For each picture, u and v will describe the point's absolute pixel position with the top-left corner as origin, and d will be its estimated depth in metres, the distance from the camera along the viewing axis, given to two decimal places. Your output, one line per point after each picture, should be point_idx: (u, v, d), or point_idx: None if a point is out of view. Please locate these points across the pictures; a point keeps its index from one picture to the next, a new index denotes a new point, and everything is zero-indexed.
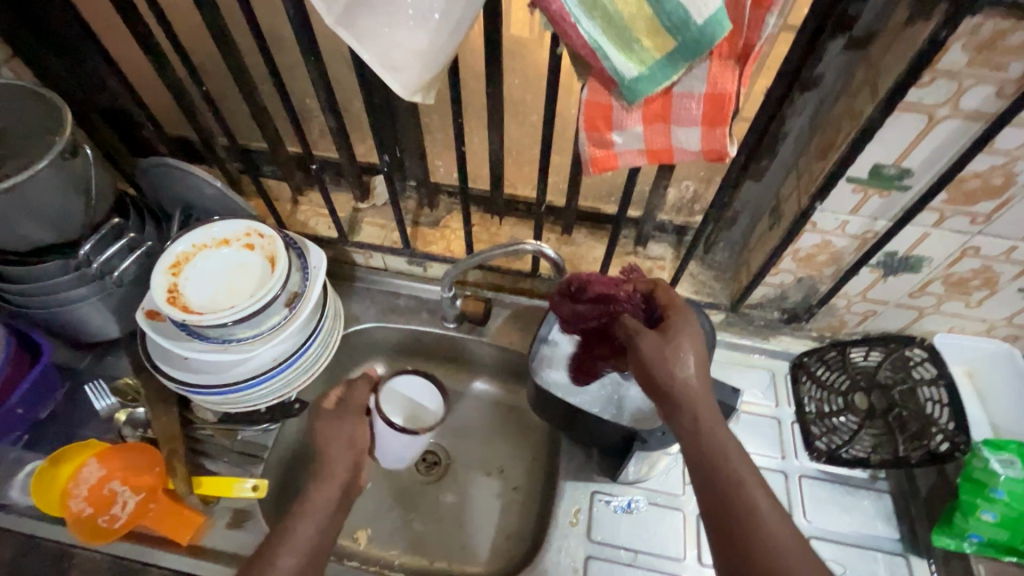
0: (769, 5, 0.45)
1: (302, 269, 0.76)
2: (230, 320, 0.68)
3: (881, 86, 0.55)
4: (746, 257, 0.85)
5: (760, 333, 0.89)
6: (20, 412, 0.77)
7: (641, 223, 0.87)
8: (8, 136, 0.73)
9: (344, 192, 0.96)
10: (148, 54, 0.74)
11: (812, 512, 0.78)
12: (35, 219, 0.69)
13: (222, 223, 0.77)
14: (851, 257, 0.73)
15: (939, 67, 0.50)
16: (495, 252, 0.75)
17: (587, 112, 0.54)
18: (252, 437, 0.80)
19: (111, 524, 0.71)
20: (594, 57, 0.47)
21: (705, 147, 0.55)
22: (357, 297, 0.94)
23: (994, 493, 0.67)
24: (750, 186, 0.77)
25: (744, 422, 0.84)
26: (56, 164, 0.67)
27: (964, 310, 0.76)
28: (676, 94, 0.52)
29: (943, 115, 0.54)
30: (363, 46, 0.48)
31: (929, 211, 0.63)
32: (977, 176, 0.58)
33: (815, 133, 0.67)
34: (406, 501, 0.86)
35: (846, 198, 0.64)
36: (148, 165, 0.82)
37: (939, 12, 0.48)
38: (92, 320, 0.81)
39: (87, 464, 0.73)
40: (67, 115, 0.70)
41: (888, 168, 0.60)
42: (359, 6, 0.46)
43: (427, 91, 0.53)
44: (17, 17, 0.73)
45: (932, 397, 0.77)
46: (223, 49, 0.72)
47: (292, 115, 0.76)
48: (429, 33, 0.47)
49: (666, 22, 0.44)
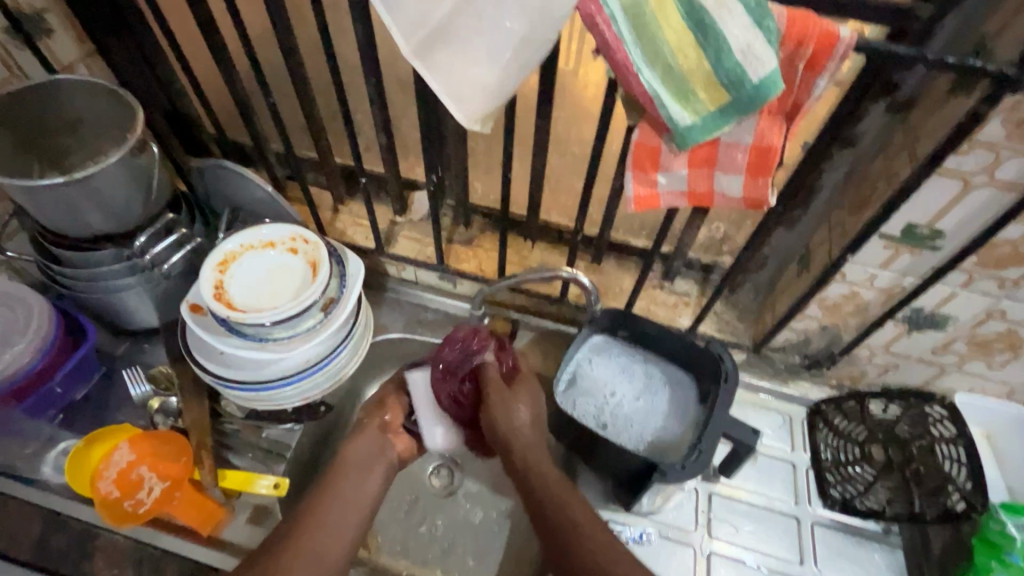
0: (821, 69, 0.47)
1: (340, 276, 0.79)
2: (272, 320, 0.71)
3: (919, 151, 0.57)
4: (771, 300, 0.87)
5: (779, 376, 0.90)
6: (58, 391, 0.80)
7: (671, 259, 0.89)
8: (83, 123, 0.78)
9: (383, 205, 0.99)
10: (220, 63, 0.79)
11: (823, 561, 0.78)
12: (100, 209, 0.73)
13: (270, 226, 0.80)
14: (876, 309, 0.74)
15: (978, 139, 0.53)
16: (530, 277, 0.77)
17: (636, 153, 0.56)
18: (277, 435, 0.82)
19: (135, 510, 0.73)
20: (652, 104, 0.50)
21: (746, 194, 0.58)
22: (387, 307, 0.97)
23: (1009, 557, 0.67)
24: (780, 233, 0.80)
25: (760, 463, 0.85)
26: (125, 161, 0.71)
27: (986, 370, 0.77)
28: (723, 143, 0.54)
29: (978, 183, 0.56)
30: (434, 76, 0.52)
31: (958, 271, 0.65)
32: (1008, 243, 0.60)
33: (849, 187, 0.69)
34: (418, 513, 0.87)
35: (877, 253, 0.66)
36: (202, 166, 0.86)
37: (981, 88, 0.50)
38: (136, 309, 0.84)
39: (118, 447, 0.76)
40: (139, 114, 0.74)
41: (920, 229, 0.62)
42: (437, 41, 0.50)
43: (488, 121, 0.55)
44: (101, 21, 0.78)
45: (950, 455, 0.77)
46: (290, 64, 0.76)
47: (347, 128, 0.80)
48: (499, 70, 0.50)
49: (723, 78, 0.47)
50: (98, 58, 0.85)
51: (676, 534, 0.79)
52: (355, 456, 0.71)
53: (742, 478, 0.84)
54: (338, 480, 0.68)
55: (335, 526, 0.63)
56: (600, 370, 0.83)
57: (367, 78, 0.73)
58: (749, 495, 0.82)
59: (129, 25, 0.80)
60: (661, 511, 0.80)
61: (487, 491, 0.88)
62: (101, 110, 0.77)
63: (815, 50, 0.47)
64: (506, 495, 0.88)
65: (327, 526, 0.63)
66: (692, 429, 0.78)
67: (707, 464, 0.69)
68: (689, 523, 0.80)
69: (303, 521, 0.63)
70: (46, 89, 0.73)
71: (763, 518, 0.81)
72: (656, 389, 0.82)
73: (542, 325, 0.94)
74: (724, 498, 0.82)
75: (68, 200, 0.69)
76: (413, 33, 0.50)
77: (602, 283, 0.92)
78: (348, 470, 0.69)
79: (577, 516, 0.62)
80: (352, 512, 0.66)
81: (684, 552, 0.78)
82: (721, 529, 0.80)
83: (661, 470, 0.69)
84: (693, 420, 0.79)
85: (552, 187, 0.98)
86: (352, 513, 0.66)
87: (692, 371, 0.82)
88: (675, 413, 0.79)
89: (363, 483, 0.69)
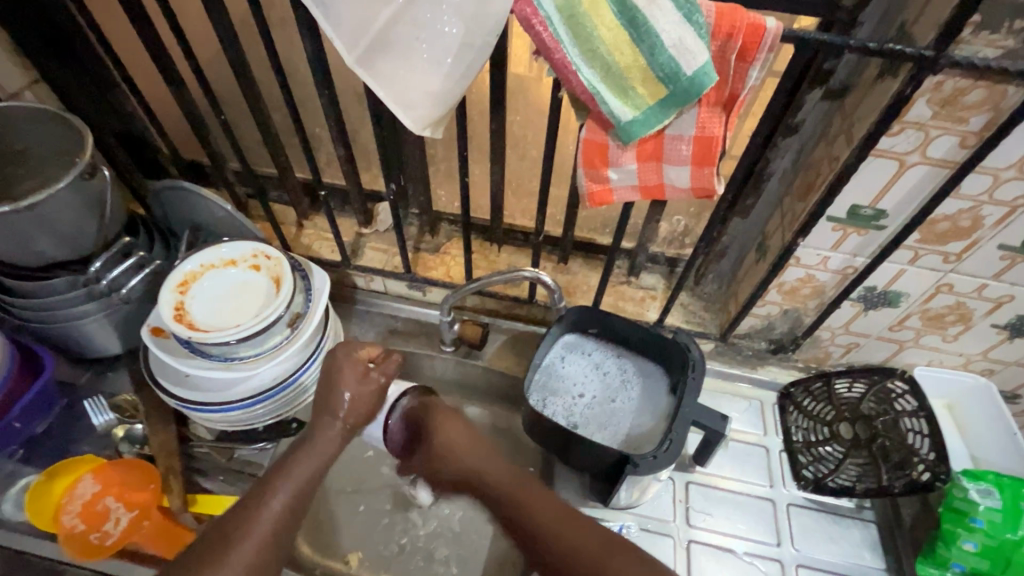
0: (752, 59, 0.49)
1: (305, 291, 0.78)
2: (235, 338, 0.70)
3: (856, 135, 0.59)
4: (733, 290, 0.88)
5: (748, 362, 0.92)
6: (17, 426, 0.77)
7: (635, 254, 0.91)
8: (31, 150, 0.77)
9: (348, 217, 0.99)
10: (171, 85, 0.78)
11: (799, 540, 0.79)
12: (52, 236, 0.71)
13: (230, 244, 0.79)
14: (832, 291, 0.77)
15: (907, 119, 0.55)
16: (494, 279, 0.78)
17: (586, 150, 0.57)
18: (250, 455, 0.82)
19: (102, 542, 0.71)
20: (594, 102, 0.51)
21: (694, 185, 0.59)
22: (357, 319, 0.97)
23: (974, 522, 0.70)
24: (737, 222, 0.82)
25: (732, 449, 0.86)
26: (76, 185, 0.70)
27: (942, 344, 0.80)
28: (667, 135, 0.56)
29: (913, 162, 0.58)
30: (380, 84, 0.52)
31: (904, 249, 0.67)
32: (947, 219, 0.63)
33: (797, 173, 0.71)
34: (397, 525, 0.86)
35: (827, 236, 0.69)
36: (159, 187, 0.85)
37: (904, 71, 0.53)
38: (96, 336, 0.82)
39: (82, 480, 0.73)
40: (89, 138, 0.73)
41: (865, 209, 0.64)
42: (380, 49, 0.51)
43: (438, 127, 0.56)
44: (46, 47, 0.77)
45: (914, 428, 0.79)
46: (242, 82, 0.76)
47: (303, 141, 0.79)
48: (442, 75, 0.51)
49: (659, 72, 0.48)
50: (45, 85, 0.83)
51: (655, 525, 0.80)
52: (312, 449, 0.70)
53: (718, 465, 0.85)
54: (291, 474, 0.68)
55: (275, 518, 0.64)
56: (572, 368, 0.84)
57: (320, 91, 0.73)
58: (725, 482, 0.83)
59: (76, 49, 0.78)
60: (640, 505, 0.81)
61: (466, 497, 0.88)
62: (50, 137, 0.76)
63: (744, 42, 0.48)
64: None
65: (261, 533, 0.62)
66: (664, 420, 0.79)
67: (679, 453, 0.70)
68: (668, 514, 0.81)
69: (240, 520, 0.63)
70: None
71: (739, 503, 0.82)
72: (627, 385, 0.83)
73: (513, 328, 0.94)
74: (701, 486, 0.83)
75: (18, 229, 0.68)
76: (355, 42, 0.50)
77: (569, 283, 0.93)
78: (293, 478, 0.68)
79: (529, 506, 0.70)
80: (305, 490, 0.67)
81: (664, 543, 0.79)
82: (698, 517, 0.81)
83: (633, 462, 0.70)
84: (665, 411, 0.80)
85: (514, 191, 0.99)
86: (279, 513, 0.64)
87: (662, 364, 0.83)
88: (646, 407, 0.81)
89: (316, 474, 0.69)
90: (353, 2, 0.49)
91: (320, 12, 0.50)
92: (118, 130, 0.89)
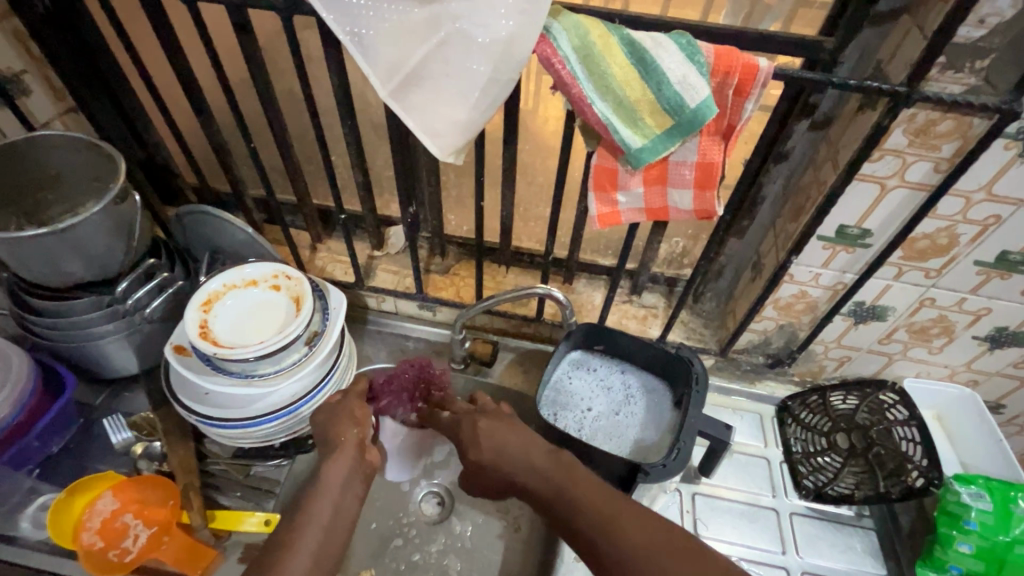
0: (747, 94, 0.55)
1: (323, 310, 0.81)
2: (258, 354, 0.72)
3: (840, 161, 0.65)
4: (731, 306, 0.93)
5: (746, 377, 0.96)
6: (35, 445, 0.78)
7: (637, 274, 0.96)
8: (63, 177, 0.80)
9: (361, 240, 1.03)
10: (200, 115, 0.82)
11: (804, 548, 0.82)
12: (82, 258, 0.74)
13: (253, 265, 0.82)
14: (824, 306, 0.82)
15: (886, 147, 0.61)
16: (507, 296, 0.81)
17: (597, 175, 0.63)
18: (266, 472, 0.83)
19: (121, 558, 0.72)
20: (606, 131, 0.56)
21: (696, 207, 0.64)
22: (369, 339, 1.00)
23: (968, 524, 0.73)
24: (734, 243, 0.87)
25: (735, 460, 0.89)
26: (108, 210, 0.73)
27: (927, 356, 0.85)
28: (672, 162, 0.61)
29: (893, 185, 0.64)
30: (411, 116, 0.57)
31: (889, 265, 0.73)
32: (926, 237, 0.68)
33: (788, 196, 0.77)
34: (410, 541, 0.87)
35: (818, 253, 0.74)
36: (183, 213, 0.88)
37: (881, 104, 0.59)
38: (115, 356, 0.84)
39: (102, 496, 0.75)
40: (121, 164, 0.76)
41: (852, 229, 0.70)
42: (413, 85, 0.56)
43: (460, 153, 0.61)
44: (81, 80, 0.82)
45: (906, 436, 0.83)
46: (269, 113, 0.80)
47: (325, 167, 0.83)
48: (468, 107, 0.56)
49: (666, 105, 0.54)
50: (75, 114, 0.87)
51: None
52: (324, 486, 0.59)
53: (722, 476, 0.88)
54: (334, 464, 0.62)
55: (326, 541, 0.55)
56: (579, 383, 0.87)
57: (344, 122, 0.78)
58: (729, 492, 0.86)
59: (111, 83, 0.83)
60: None
61: (477, 513, 0.89)
62: (83, 165, 0.79)
63: (740, 79, 0.54)
64: (497, 515, 0.89)
65: (310, 542, 0.53)
66: (670, 432, 0.82)
67: (686, 462, 0.73)
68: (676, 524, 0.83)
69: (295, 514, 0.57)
70: (28, 144, 0.75)
71: (744, 513, 0.84)
72: (633, 400, 0.86)
73: (520, 346, 0.98)
74: (706, 497, 0.86)
75: (51, 250, 0.71)
76: (389, 78, 0.55)
77: (576, 301, 0.98)
78: (325, 493, 0.58)
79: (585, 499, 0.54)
80: (353, 482, 0.61)
81: None
82: (705, 526, 0.83)
83: (644, 470, 0.72)
84: (670, 423, 0.83)
85: (521, 216, 1.05)
86: (347, 508, 0.58)
87: (666, 379, 0.87)
88: (652, 420, 0.84)
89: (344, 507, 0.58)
90: (389, 43, 0.54)
91: (358, 51, 0.55)
92: (143, 158, 0.93)
